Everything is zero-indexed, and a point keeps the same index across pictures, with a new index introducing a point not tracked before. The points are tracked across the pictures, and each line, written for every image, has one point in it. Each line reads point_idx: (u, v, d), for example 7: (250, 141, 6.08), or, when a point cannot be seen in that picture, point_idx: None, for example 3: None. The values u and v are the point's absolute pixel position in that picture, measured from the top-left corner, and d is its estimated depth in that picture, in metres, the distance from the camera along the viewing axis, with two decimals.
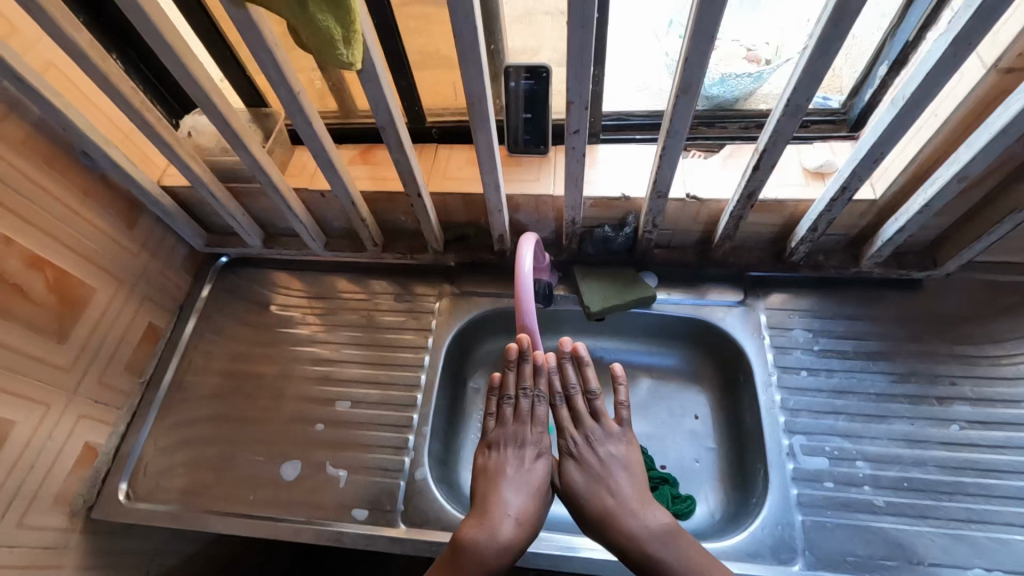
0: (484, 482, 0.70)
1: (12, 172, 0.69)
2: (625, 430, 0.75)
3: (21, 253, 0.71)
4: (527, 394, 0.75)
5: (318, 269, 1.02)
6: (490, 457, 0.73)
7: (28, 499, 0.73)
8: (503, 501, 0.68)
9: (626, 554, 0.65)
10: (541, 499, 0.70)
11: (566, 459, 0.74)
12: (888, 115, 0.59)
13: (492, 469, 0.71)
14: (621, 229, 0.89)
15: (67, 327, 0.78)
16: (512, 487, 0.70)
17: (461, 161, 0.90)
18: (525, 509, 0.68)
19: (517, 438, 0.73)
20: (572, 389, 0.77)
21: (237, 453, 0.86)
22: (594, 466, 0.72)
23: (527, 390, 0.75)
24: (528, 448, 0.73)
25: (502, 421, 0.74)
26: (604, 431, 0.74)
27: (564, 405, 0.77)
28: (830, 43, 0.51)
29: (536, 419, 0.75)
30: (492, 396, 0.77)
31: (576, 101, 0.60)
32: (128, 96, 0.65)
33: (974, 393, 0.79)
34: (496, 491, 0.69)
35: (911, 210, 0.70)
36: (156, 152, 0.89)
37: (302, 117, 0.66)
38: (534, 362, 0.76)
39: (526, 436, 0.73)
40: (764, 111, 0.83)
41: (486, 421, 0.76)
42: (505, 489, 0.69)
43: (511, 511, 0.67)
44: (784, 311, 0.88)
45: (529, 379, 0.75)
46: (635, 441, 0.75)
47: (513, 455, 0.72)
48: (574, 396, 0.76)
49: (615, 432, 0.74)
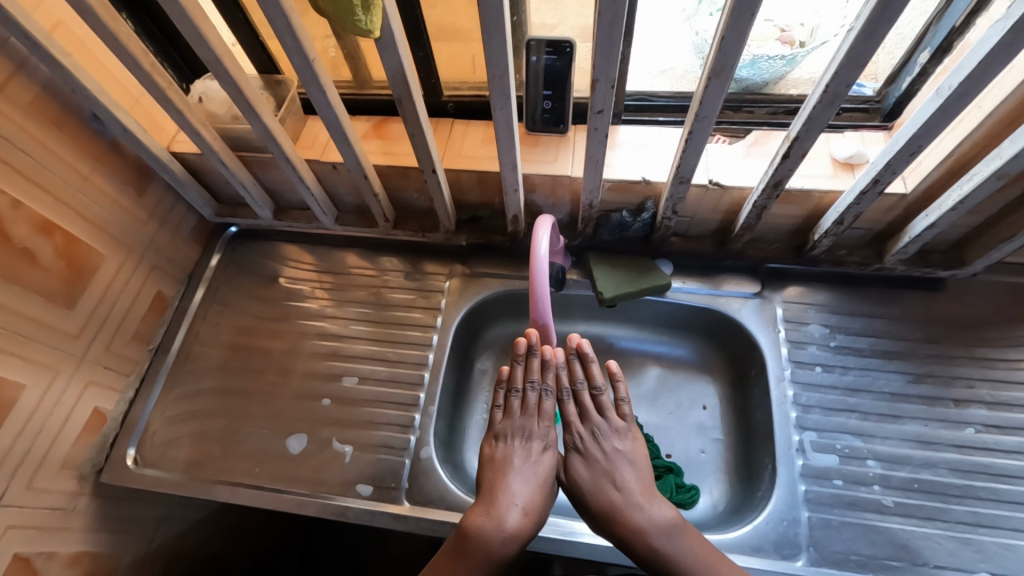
0: (490, 474, 0.70)
1: (21, 134, 0.67)
2: (630, 425, 0.74)
3: (29, 217, 0.70)
4: (534, 388, 0.74)
5: (327, 244, 1.01)
6: (497, 448, 0.72)
7: (37, 462, 0.74)
8: (510, 491, 0.68)
9: (632, 550, 0.65)
10: (547, 493, 0.70)
11: (571, 454, 0.73)
12: (930, 107, 0.56)
13: (499, 460, 0.71)
14: (639, 215, 0.86)
15: (75, 293, 0.77)
16: (519, 478, 0.69)
17: (477, 138, 0.87)
18: (532, 502, 0.68)
19: (524, 430, 0.72)
20: (579, 384, 0.76)
21: (243, 425, 0.86)
22: (601, 462, 0.71)
23: (535, 384, 0.74)
24: (535, 441, 0.72)
25: (510, 414, 0.74)
26: (611, 427, 0.73)
27: (571, 400, 0.76)
28: (876, 27, 0.48)
29: (542, 412, 0.74)
30: (500, 389, 0.76)
31: (602, 79, 0.57)
32: (138, 59, 0.63)
33: (991, 397, 0.77)
34: (502, 482, 0.68)
35: (943, 207, 0.68)
36: (166, 119, 0.87)
37: (316, 85, 0.64)
38: (542, 356, 0.75)
39: (534, 429, 0.73)
40: (794, 96, 0.79)
41: (493, 413, 0.75)
42: (512, 481, 0.69)
43: (518, 501, 0.67)
44: (801, 305, 0.86)
45: (536, 374, 0.74)
46: (640, 437, 0.74)
47: (520, 447, 0.72)
48: (581, 391, 0.75)
49: (620, 428, 0.73)
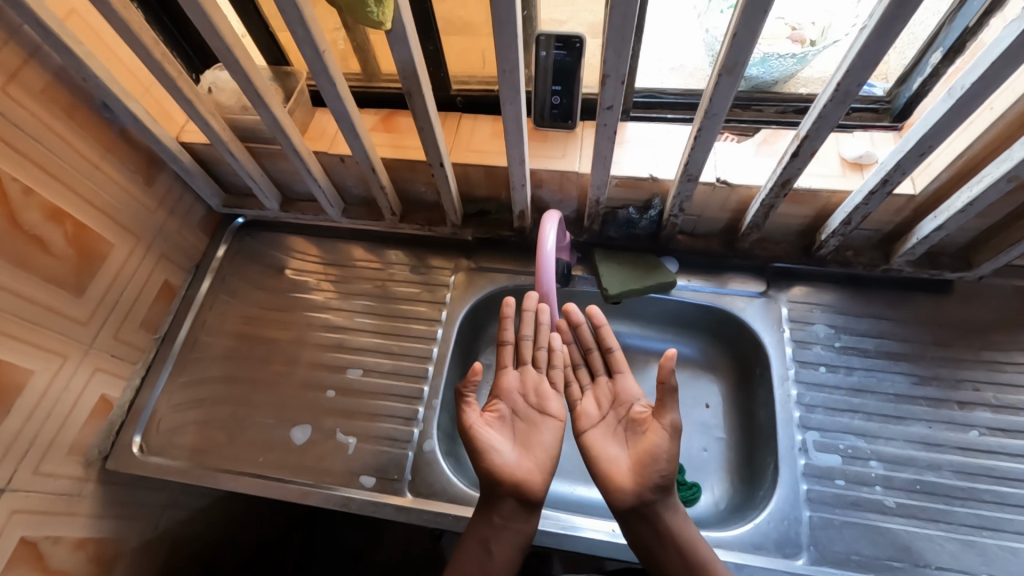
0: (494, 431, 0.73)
1: (33, 121, 0.68)
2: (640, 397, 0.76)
3: (40, 204, 0.70)
4: (541, 347, 0.76)
5: (333, 237, 1.01)
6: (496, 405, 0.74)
7: (44, 447, 0.74)
8: (502, 442, 0.71)
9: (652, 523, 0.66)
10: (545, 441, 0.71)
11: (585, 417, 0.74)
12: (942, 107, 0.56)
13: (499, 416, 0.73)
14: (646, 212, 0.86)
15: (84, 280, 0.77)
16: (512, 431, 0.72)
17: (485, 132, 0.87)
18: (526, 451, 0.71)
19: (524, 388, 0.75)
20: (590, 349, 0.78)
21: (248, 415, 0.87)
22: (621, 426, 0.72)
23: (539, 343, 0.76)
24: (531, 398, 0.74)
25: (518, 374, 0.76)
26: (622, 387, 0.74)
27: (584, 367, 0.79)
28: (890, 26, 0.48)
29: (539, 364, 0.76)
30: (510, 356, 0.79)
31: (612, 75, 0.57)
32: (149, 47, 0.63)
33: (996, 401, 0.77)
34: (481, 427, 0.70)
35: (952, 209, 0.68)
36: (176, 109, 0.87)
37: (326, 76, 0.64)
38: (539, 314, 0.76)
39: (536, 382, 0.75)
40: (804, 95, 0.79)
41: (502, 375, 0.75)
42: (502, 432, 0.72)
43: (505, 451, 0.70)
44: (807, 305, 0.86)
45: (530, 328, 0.76)
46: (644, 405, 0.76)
47: (519, 404, 0.74)
48: (592, 354, 0.78)
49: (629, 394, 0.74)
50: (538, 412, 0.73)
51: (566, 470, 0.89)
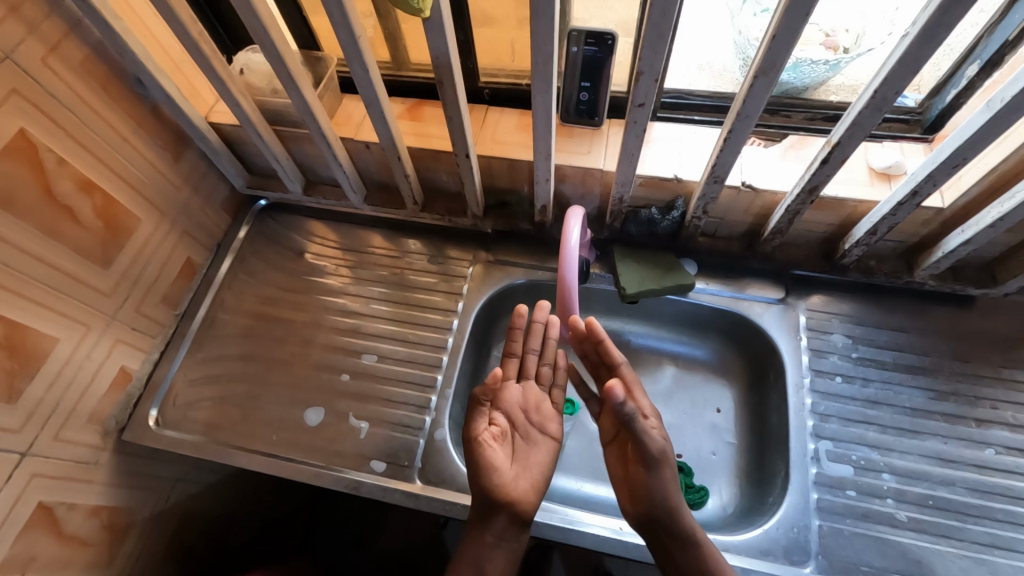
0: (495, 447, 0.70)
1: (69, 93, 0.69)
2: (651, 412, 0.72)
3: (73, 176, 0.71)
4: (546, 363, 0.79)
5: (354, 222, 1.02)
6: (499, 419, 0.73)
7: (66, 414, 0.76)
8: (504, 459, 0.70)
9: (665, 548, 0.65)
10: (540, 461, 0.72)
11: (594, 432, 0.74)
12: (978, 119, 0.55)
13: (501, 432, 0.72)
14: (668, 212, 0.85)
15: (110, 253, 0.79)
16: (511, 448, 0.72)
17: (510, 125, 0.87)
18: (523, 470, 0.71)
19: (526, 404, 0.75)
20: (596, 363, 0.77)
21: (262, 394, 0.88)
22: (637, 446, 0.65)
23: (544, 358, 0.79)
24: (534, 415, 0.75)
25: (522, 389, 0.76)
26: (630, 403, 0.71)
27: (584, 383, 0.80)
28: (933, 33, 0.47)
29: (543, 380, 0.78)
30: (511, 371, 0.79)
31: (646, 72, 0.57)
32: (187, 25, 0.64)
33: (1014, 419, 0.76)
34: (486, 443, 0.69)
35: (981, 224, 0.67)
36: (207, 89, 0.88)
37: (359, 62, 0.64)
38: (548, 328, 0.79)
39: (540, 399, 0.76)
40: (836, 103, 0.79)
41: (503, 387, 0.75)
42: (503, 448, 0.71)
43: (506, 469, 0.69)
44: (825, 314, 0.85)
45: (538, 341, 0.79)
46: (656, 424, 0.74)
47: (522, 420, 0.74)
48: (600, 370, 0.77)
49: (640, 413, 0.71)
50: (537, 430, 0.74)
51: (573, 465, 0.90)
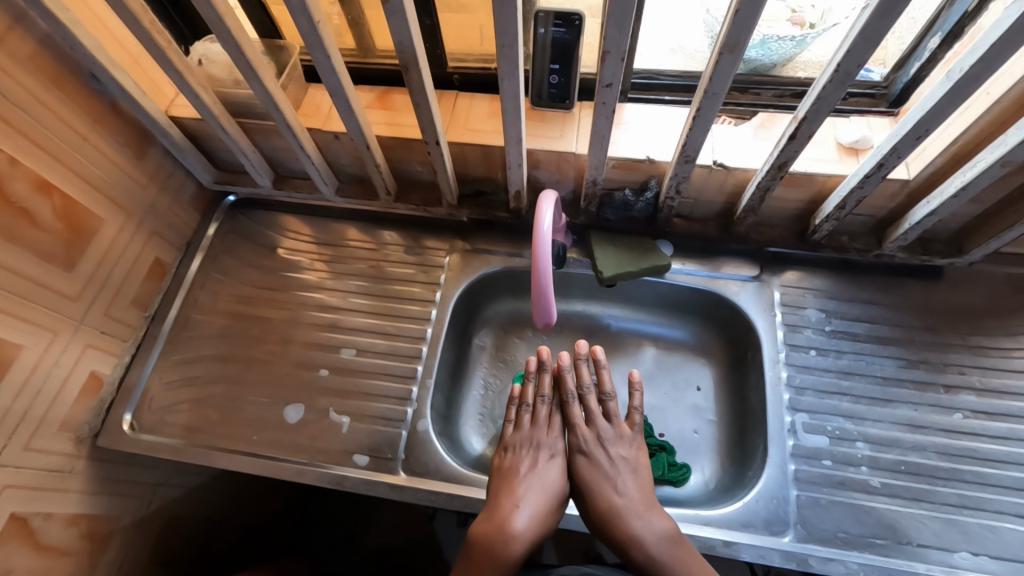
0: (501, 481, 0.71)
1: (17, 90, 0.66)
2: (636, 435, 0.76)
3: (28, 176, 0.69)
4: (545, 402, 0.77)
5: (327, 216, 1.00)
6: (506, 457, 0.74)
7: (36, 423, 0.74)
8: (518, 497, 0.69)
9: (629, 557, 0.66)
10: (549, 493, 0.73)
11: (578, 455, 0.74)
12: (939, 91, 0.56)
13: (507, 469, 0.72)
14: (642, 194, 0.86)
15: (73, 255, 0.76)
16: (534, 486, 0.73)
17: (482, 111, 0.86)
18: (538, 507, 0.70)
19: (533, 440, 0.75)
20: (587, 389, 0.77)
21: (241, 394, 0.87)
22: (574, 439, 0.74)
23: (546, 399, 0.77)
24: (543, 449, 0.74)
25: (520, 426, 0.76)
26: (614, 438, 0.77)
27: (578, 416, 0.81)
28: (893, 5, 0.47)
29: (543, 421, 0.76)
30: (513, 404, 0.79)
31: (612, 51, 0.56)
32: (138, 15, 0.61)
33: (981, 384, 0.78)
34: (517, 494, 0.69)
35: (944, 194, 0.68)
36: (166, 83, 0.86)
37: (321, 50, 0.63)
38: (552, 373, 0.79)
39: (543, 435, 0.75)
40: (802, 79, 0.79)
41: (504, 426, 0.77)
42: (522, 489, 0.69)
43: (523, 504, 0.68)
44: (800, 290, 0.87)
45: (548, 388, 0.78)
46: (644, 446, 0.76)
47: (529, 455, 0.73)
48: (587, 396, 0.77)
49: (626, 436, 0.75)
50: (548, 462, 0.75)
51: None
